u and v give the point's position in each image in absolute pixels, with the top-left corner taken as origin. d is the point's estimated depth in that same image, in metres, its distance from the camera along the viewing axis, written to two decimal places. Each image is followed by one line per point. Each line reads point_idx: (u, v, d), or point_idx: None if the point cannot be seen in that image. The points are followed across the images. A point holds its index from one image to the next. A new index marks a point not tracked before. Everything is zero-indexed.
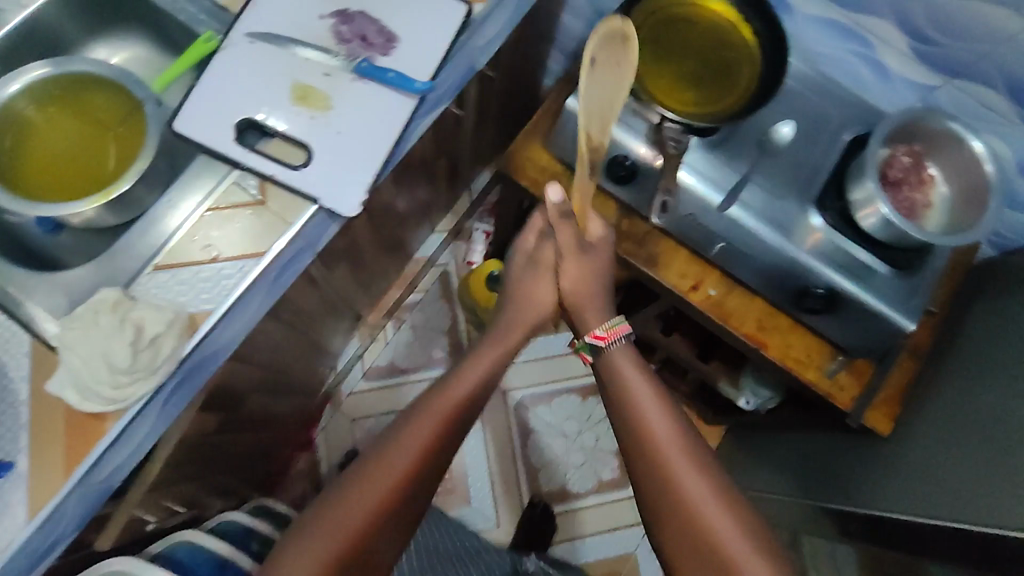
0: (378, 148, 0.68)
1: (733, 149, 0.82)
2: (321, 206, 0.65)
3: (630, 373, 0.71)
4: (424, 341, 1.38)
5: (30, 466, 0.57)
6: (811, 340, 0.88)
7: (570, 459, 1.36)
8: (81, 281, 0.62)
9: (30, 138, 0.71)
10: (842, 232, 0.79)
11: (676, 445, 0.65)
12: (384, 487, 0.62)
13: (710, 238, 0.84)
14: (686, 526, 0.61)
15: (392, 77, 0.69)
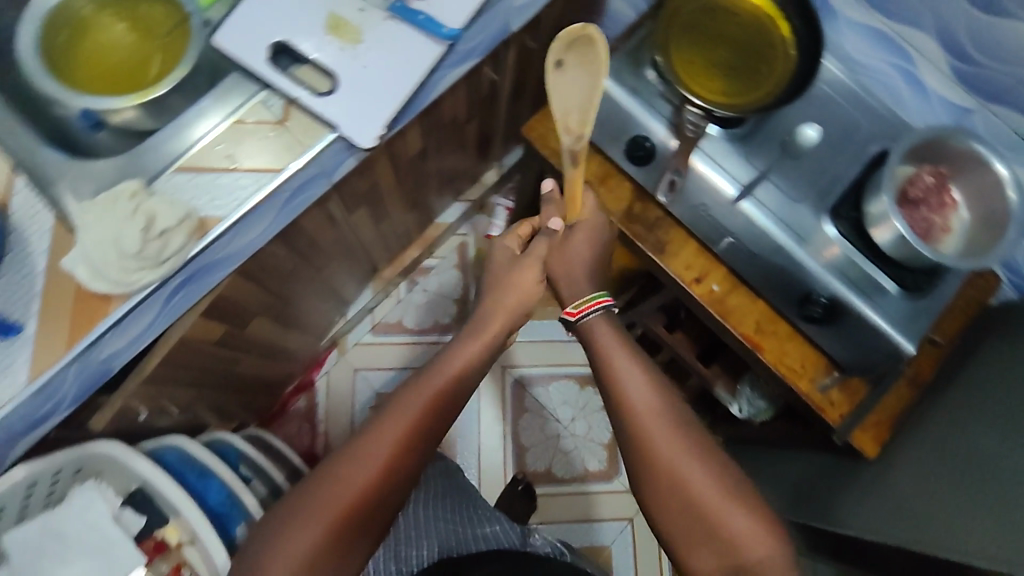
0: (401, 87, 0.69)
1: (757, 145, 0.83)
2: (339, 134, 0.68)
3: (608, 344, 0.73)
4: (434, 305, 1.41)
5: (37, 333, 0.61)
6: (808, 350, 0.85)
7: (559, 444, 1.37)
8: (109, 172, 0.67)
9: (83, 36, 0.76)
10: (856, 245, 0.79)
11: (654, 406, 0.69)
12: (387, 448, 0.64)
13: (718, 231, 0.83)
14: (665, 477, 0.65)
15: (423, 20, 0.70)
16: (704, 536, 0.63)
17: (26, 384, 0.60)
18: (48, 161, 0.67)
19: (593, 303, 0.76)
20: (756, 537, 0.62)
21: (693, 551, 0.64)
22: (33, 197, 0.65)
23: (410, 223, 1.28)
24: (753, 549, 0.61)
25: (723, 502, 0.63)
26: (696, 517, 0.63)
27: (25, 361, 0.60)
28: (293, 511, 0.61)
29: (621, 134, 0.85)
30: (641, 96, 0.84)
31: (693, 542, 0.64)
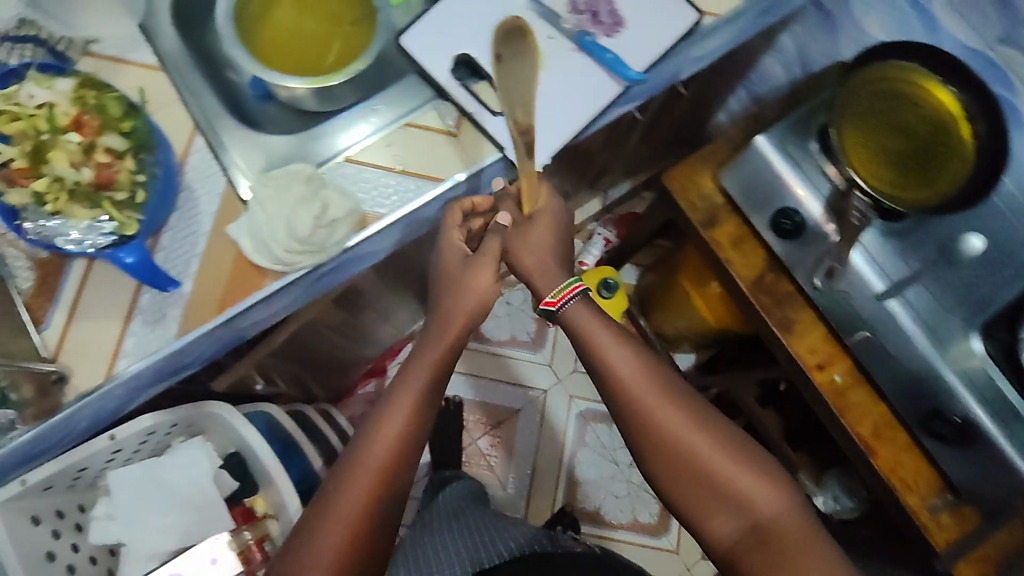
0: (573, 122, 0.68)
1: (916, 242, 0.79)
2: (505, 156, 0.68)
3: (580, 318, 0.62)
4: (514, 321, 1.40)
5: (192, 292, 0.63)
6: (921, 463, 0.82)
7: (612, 488, 1.34)
8: (281, 148, 0.69)
9: (272, 7, 0.77)
10: (1001, 368, 0.74)
11: (647, 376, 0.60)
12: (390, 434, 0.58)
13: (854, 323, 0.81)
14: (674, 447, 0.58)
15: (609, 58, 0.68)
16: (718, 502, 0.57)
17: (174, 337, 0.62)
18: (225, 125, 0.69)
19: (575, 287, 0.63)
20: (781, 506, 0.56)
21: (712, 521, 0.58)
22: (208, 158, 0.67)
23: None
24: (778, 515, 0.56)
25: (730, 465, 0.57)
26: (720, 493, 0.57)
27: (176, 316, 0.63)
28: (312, 516, 0.56)
29: (769, 202, 0.83)
30: (802, 168, 0.81)
31: (710, 510, 0.58)
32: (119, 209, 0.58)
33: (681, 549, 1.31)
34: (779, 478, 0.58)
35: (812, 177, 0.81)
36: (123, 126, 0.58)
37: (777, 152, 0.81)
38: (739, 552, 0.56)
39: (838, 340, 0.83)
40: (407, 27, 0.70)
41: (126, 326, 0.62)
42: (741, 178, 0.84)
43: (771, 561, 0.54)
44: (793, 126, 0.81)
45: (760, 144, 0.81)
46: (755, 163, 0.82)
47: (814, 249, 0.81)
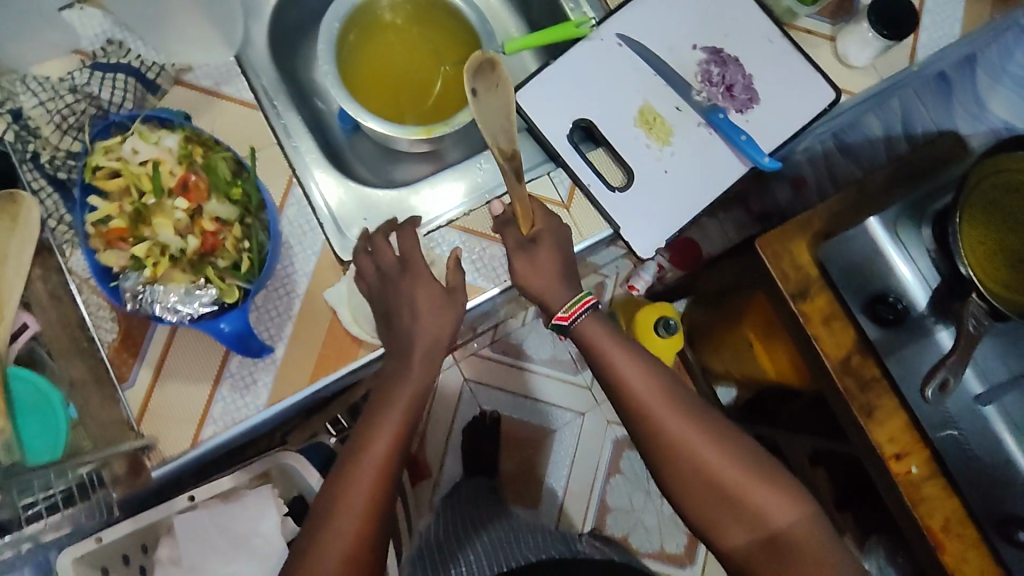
0: (693, 206, 0.65)
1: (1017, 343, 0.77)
2: (617, 233, 0.65)
3: (591, 331, 0.59)
4: (557, 340, 1.38)
5: (284, 357, 0.59)
6: (989, 562, 0.79)
7: (642, 516, 1.34)
8: (382, 204, 0.66)
9: (375, 39, 0.72)
10: None
11: (670, 398, 0.58)
12: (386, 433, 0.52)
13: (942, 422, 0.79)
14: (691, 464, 0.56)
15: (743, 140, 0.64)
16: (729, 512, 0.56)
17: (263, 406, 0.58)
18: (324, 174, 0.65)
19: (587, 300, 0.59)
20: (795, 516, 0.56)
21: (727, 533, 0.57)
22: (305, 212, 0.63)
23: None
24: (790, 526, 0.56)
25: (748, 480, 0.56)
26: (733, 502, 0.56)
27: (266, 384, 0.58)
28: (304, 528, 0.50)
29: (867, 284, 0.80)
30: (914, 253, 0.79)
31: (725, 519, 0.57)
32: (220, 277, 0.53)
33: None
34: (794, 491, 0.57)
35: (923, 268, 0.79)
36: (235, 191, 0.54)
37: (887, 234, 0.80)
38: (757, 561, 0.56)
39: (920, 435, 0.81)
40: (527, 82, 0.67)
41: (214, 392, 0.58)
42: (841, 254, 0.80)
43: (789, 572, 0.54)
44: (908, 209, 0.79)
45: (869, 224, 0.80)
46: (856, 242, 0.80)
47: (910, 338, 0.80)
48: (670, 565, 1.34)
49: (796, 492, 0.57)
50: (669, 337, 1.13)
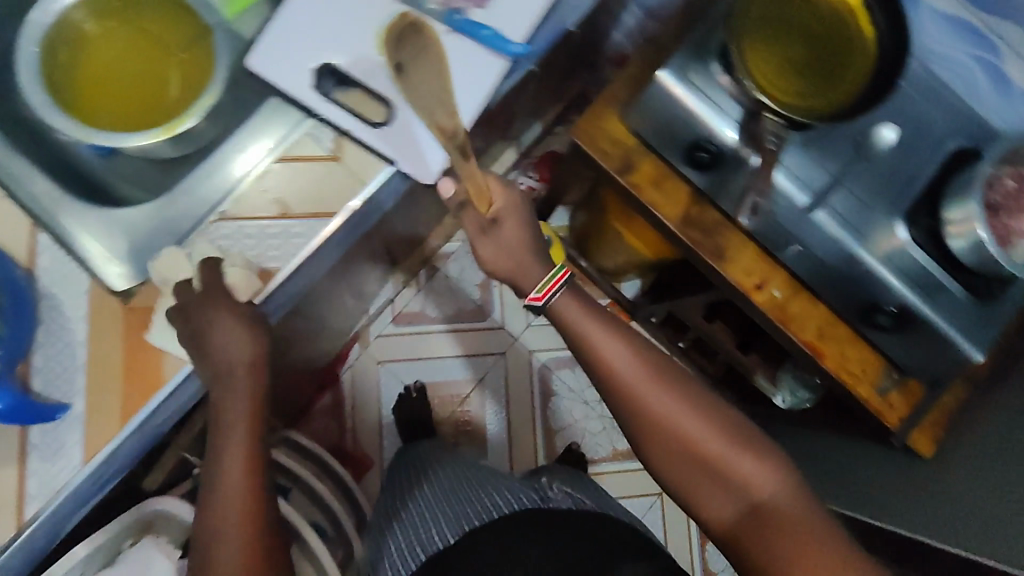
0: (454, 117, 0.63)
1: (829, 144, 0.78)
2: (396, 168, 0.64)
3: (571, 312, 0.68)
4: (456, 292, 1.37)
5: (86, 409, 0.58)
6: (867, 353, 0.84)
7: (588, 426, 1.37)
8: (143, 221, 0.63)
9: (86, 52, 0.68)
10: (925, 250, 0.77)
11: (647, 378, 0.66)
12: (236, 461, 0.56)
13: (783, 241, 0.81)
14: (655, 420, 0.65)
15: (486, 35, 0.65)
16: (703, 476, 0.64)
17: (82, 465, 0.57)
18: (74, 211, 0.63)
19: (567, 271, 0.69)
20: (770, 485, 0.61)
21: (711, 500, 0.63)
22: (61, 257, 0.62)
23: None
24: (770, 495, 0.61)
25: (722, 446, 0.63)
26: (715, 471, 0.63)
27: (75, 443, 0.58)
28: (199, 520, 0.55)
29: (679, 137, 0.80)
30: (707, 89, 0.78)
31: (715, 491, 0.63)
32: None
33: None
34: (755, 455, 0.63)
35: (721, 103, 0.78)
36: None
37: (680, 81, 0.78)
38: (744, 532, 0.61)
39: (774, 261, 0.83)
40: (254, 45, 0.64)
41: (24, 470, 0.57)
42: (644, 113, 0.80)
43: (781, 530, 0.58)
44: (692, 51, 0.78)
45: (661, 79, 0.79)
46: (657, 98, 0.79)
47: (729, 172, 0.80)
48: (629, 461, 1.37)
49: (771, 463, 0.63)
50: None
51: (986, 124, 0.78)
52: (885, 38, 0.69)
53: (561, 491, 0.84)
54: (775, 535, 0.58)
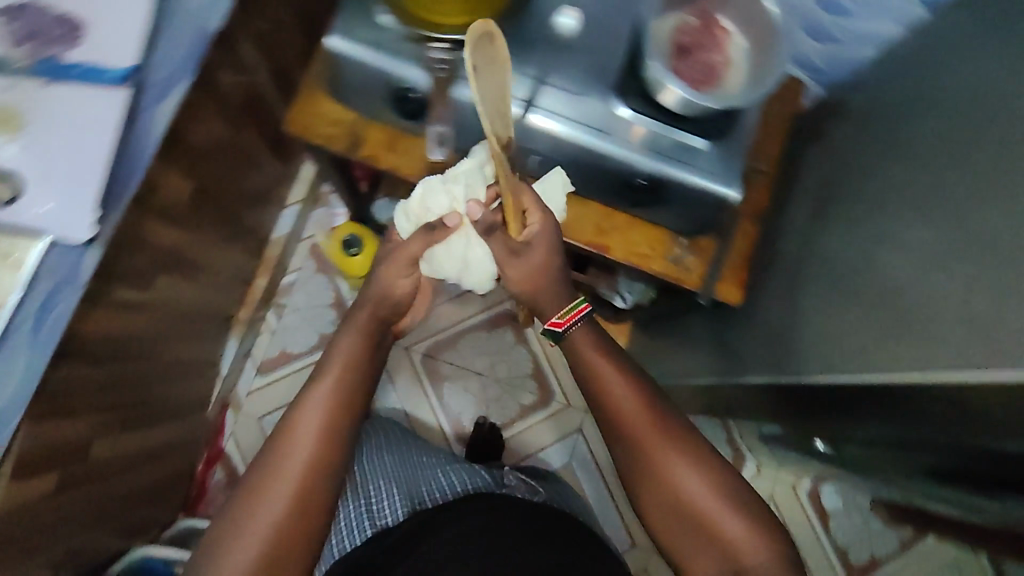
0: (86, 177, 0.61)
1: (518, 55, 0.74)
2: (52, 237, 0.61)
3: (596, 365, 0.68)
4: (313, 320, 1.29)
5: None
6: (649, 232, 0.85)
7: (487, 394, 1.38)
8: None
9: None
10: (664, 123, 0.74)
11: (648, 414, 0.68)
12: (287, 480, 0.62)
13: (624, 168, 0.77)
14: (664, 489, 0.67)
15: (87, 70, 0.63)
16: (654, 482, 0.68)
17: None
18: None
19: (579, 308, 0.70)
20: (753, 548, 0.64)
21: (647, 500, 0.69)
22: None
23: (245, 258, 1.16)
24: (751, 555, 0.64)
25: (671, 463, 0.67)
26: (653, 476, 0.68)
27: None
28: (261, 460, 0.63)
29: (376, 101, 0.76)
30: (505, 87, 0.74)
31: (658, 496, 0.68)
32: None
33: (573, 401, 1.38)
34: (751, 518, 0.66)
35: None
36: None
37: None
38: (687, 546, 0.67)
39: (664, 218, 0.83)
40: None
41: None
42: (468, 118, 0.76)
43: (700, 542, 0.66)
44: (352, 9, 0.72)
45: (334, 46, 0.72)
46: (344, 68, 0.74)
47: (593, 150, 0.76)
48: (539, 410, 1.38)
49: (760, 527, 0.65)
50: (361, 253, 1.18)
51: None
52: None
53: (517, 480, 0.97)
54: (703, 545, 0.66)
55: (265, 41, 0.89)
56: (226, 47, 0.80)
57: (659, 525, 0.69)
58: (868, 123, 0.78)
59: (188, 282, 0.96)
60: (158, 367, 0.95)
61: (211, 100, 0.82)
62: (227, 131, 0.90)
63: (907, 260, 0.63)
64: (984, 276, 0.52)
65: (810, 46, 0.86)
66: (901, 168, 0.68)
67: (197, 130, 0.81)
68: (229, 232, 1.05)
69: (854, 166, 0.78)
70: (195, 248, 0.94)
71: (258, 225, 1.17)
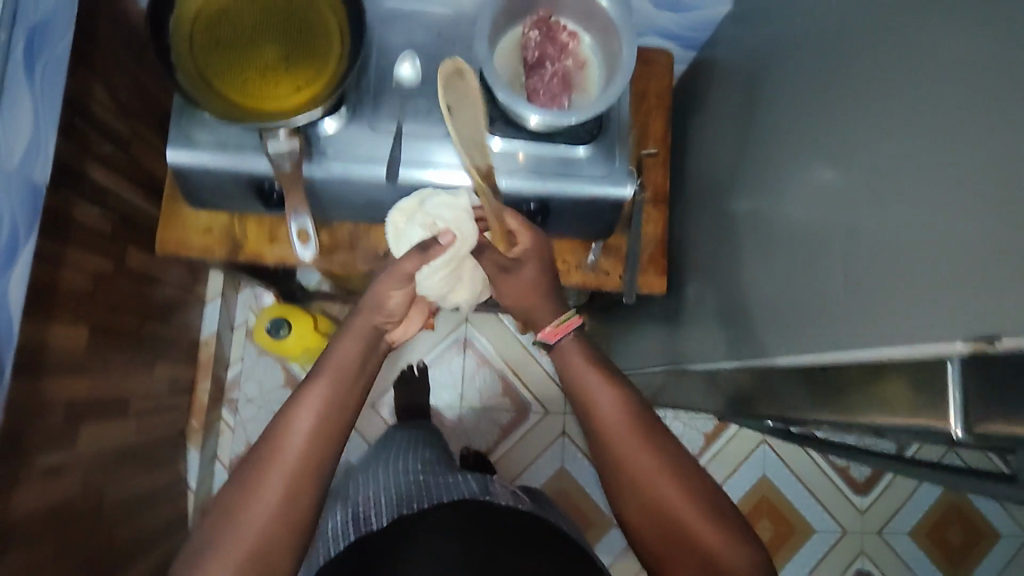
0: None
1: (368, 116, 0.72)
2: None
3: (590, 381, 0.64)
4: (269, 406, 1.27)
5: None
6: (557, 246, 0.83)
7: (464, 424, 1.36)
8: None
9: None
10: (535, 142, 0.73)
11: (637, 437, 0.62)
12: (275, 488, 0.56)
13: (511, 198, 0.75)
14: (644, 503, 0.61)
15: None
16: (629, 489, 0.62)
17: None
18: None
19: (570, 323, 0.66)
20: (743, 555, 0.60)
21: (626, 505, 0.63)
22: None
23: (178, 367, 1.12)
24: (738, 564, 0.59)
25: (650, 475, 0.61)
26: (628, 480, 0.62)
27: None
28: (256, 452, 0.58)
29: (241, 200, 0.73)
30: (363, 153, 0.72)
31: (637, 509, 0.62)
32: None
33: (550, 408, 1.38)
34: (737, 528, 0.61)
35: (356, 154, 0.71)
36: None
37: (340, 161, 0.71)
38: (673, 559, 0.61)
39: (570, 230, 0.80)
40: None
41: None
42: (339, 191, 0.73)
43: (688, 557, 0.60)
44: (180, 117, 0.69)
45: (174, 160, 0.69)
46: (194, 178, 0.70)
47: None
48: (519, 424, 1.37)
49: (747, 537, 0.61)
50: (291, 333, 1.14)
51: None
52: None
53: (503, 488, 0.91)
54: (689, 558, 0.60)
55: (116, 160, 0.85)
56: (71, 184, 0.76)
57: (639, 532, 0.63)
58: (740, 83, 0.77)
59: (121, 419, 0.92)
60: (114, 511, 0.91)
61: (73, 242, 0.78)
62: (108, 262, 0.86)
63: (800, 218, 0.62)
64: (870, 236, 0.50)
65: (662, 16, 0.84)
66: (777, 125, 0.68)
67: (67, 277, 0.77)
68: (149, 353, 1.01)
69: (737, 128, 0.77)
70: (116, 386, 0.90)
71: (182, 331, 1.13)
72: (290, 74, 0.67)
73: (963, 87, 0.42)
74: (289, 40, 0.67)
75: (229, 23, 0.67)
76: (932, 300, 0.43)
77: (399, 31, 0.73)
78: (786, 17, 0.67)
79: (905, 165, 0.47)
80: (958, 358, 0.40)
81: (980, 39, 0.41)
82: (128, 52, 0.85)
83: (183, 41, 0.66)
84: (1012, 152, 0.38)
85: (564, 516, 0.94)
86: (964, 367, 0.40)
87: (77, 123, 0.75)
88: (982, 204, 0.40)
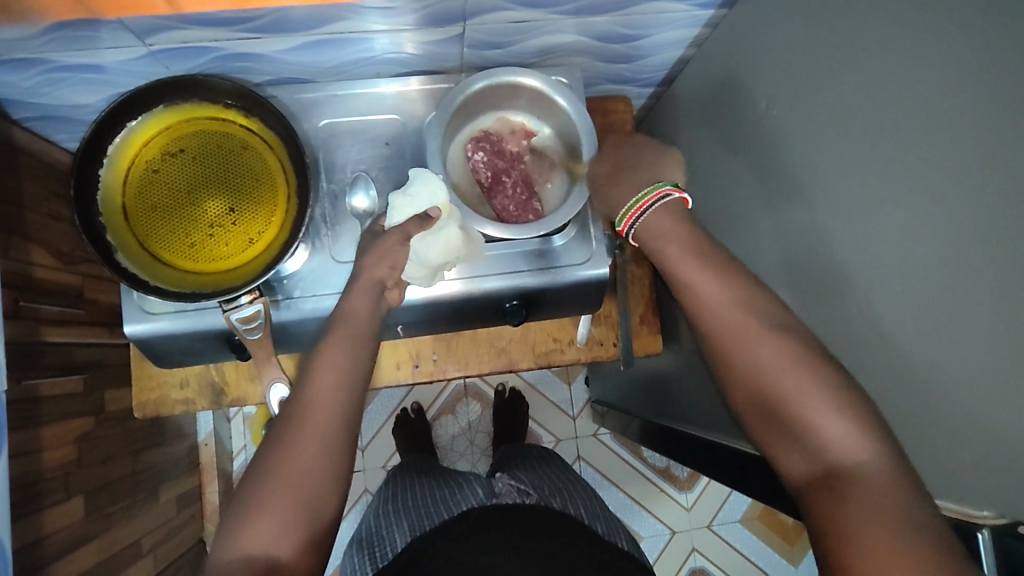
0: None
1: (328, 246, 0.68)
2: None
3: (670, 253, 0.57)
4: None
5: None
6: (545, 324, 0.80)
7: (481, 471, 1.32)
8: None
9: None
10: (501, 241, 0.70)
11: (751, 327, 0.53)
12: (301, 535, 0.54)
13: (493, 298, 0.72)
14: (750, 388, 0.52)
15: None
16: (762, 395, 0.52)
17: None
18: None
19: (651, 196, 0.59)
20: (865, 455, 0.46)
21: (742, 401, 0.53)
22: None
23: (180, 479, 1.10)
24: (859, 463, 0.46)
25: (786, 381, 0.50)
26: (748, 380, 0.53)
27: None
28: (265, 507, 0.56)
29: (214, 352, 0.70)
30: (327, 287, 0.68)
31: (748, 399, 0.53)
32: None
33: (562, 436, 1.35)
34: (864, 418, 0.47)
35: (325, 287, 0.68)
36: None
37: (309, 298, 0.68)
38: (775, 446, 0.51)
39: (558, 311, 0.77)
40: None
41: None
42: (313, 327, 0.70)
43: (790, 440, 0.50)
44: (129, 294, 0.65)
45: (136, 337, 0.65)
46: (158, 344, 0.67)
47: (450, 299, 0.70)
48: None
49: (876, 427, 0.46)
50: None
51: (486, 46, 0.69)
52: (274, 128, 0.63)
53: (509, 486, 0.85)
54: (788, 444, 0.50)
55: (72, 315, 0.81)
56: (32, 364, 0.72)
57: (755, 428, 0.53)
58: (711, 130, 0.74)
59: (138, 561, 0.91)
60: None
61: (48, 419, 0.74)
62: (89, 419, 0.83)
63: (791, 289, 0.61)
64: (869, 340, 0.50)
65: (612, 70, 0.80)
66: (755, 188, 0.66)
67: (51, 457, 0.74)
68: (151, 484, 0.99)
69: (714, 181, 0.75)
70: (121, 535, 0.87)
71: (179, 443, 1.11)
72: (237, 227, 0.63)
73: (954, 211, 0.41)
74: (230, 190, 0.63)
75: (164, 182, 0.63)
76: (949, 431, 0.43)
77: (342, 149, 0.70)
78: (750, 75, 0.65)
79: (898, 276, 0.46)
80: (986, 530, 0.41)
81: (970, 164, 0.40)
82: (61, 201, 0.80)
83: (117, 214, 0.61)
84: (1016, 295, 0.37)
85: (597, 512, 0.86)
86: (993, 539, 0.40)
87: (24, 303, 0.71)
88: (985, 339, 0.40)
